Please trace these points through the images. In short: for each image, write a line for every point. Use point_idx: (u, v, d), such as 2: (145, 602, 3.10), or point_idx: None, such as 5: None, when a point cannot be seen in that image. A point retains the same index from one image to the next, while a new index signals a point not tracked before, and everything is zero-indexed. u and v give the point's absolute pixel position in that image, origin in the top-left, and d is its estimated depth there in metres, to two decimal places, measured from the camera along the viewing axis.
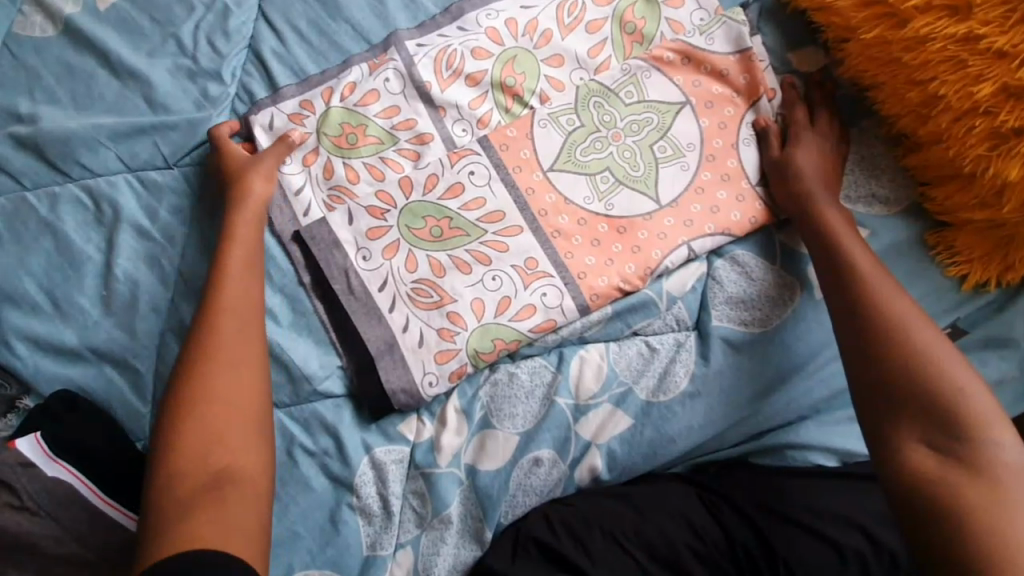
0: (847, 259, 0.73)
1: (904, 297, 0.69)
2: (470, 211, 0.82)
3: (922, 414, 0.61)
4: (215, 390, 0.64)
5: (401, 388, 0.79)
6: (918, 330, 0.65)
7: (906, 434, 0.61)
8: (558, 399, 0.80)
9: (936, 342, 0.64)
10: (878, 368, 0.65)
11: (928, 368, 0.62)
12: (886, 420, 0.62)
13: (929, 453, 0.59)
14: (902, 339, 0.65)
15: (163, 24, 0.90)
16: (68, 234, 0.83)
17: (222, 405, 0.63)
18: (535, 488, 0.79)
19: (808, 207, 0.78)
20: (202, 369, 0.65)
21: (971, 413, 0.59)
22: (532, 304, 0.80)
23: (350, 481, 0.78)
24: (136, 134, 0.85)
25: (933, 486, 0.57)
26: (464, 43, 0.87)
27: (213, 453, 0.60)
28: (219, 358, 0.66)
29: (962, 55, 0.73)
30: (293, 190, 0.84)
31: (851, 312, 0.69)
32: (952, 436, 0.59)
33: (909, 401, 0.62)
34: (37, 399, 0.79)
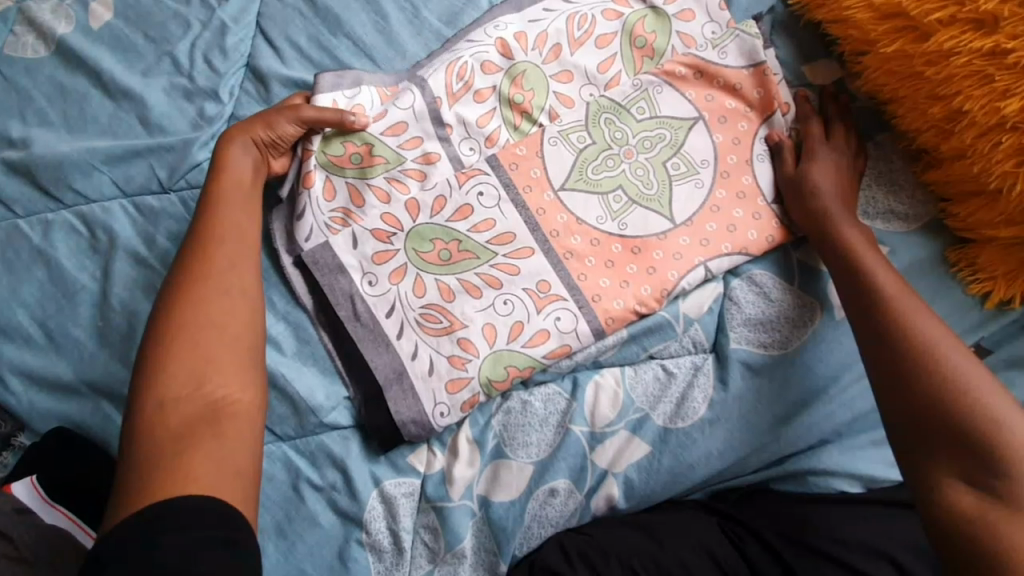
0: (870, 281, 0.70)
1: (935, 320, 0.66)
2: (480, 234, 0.80)
3: (959, 448, 0.58)
4: (208, 323, 0.63)
5: (411, 419, 0.76)
6: (949, 355, 0.63)
7: (943, 468, 0.59)
8: (574, 427, 0.77)
9: (971, 368, 0.62)
10: (910, 397, 0.62)
11: (962, 398, 0.60)
12: (924, 450, 0.60)
13: (968, 490, 0.57)
14: (932, 366, 0.63)
15: (158, 42, 0.87)
16: (62, 262, 0.80)
17: (213, 335, 0.62)
18: (550, 519, 0.76)
19: (826, 225, 0.76)
20: (192, 298, 0.64)
21: (1009, 447, 0.57)
22: (546, 329, 0.77)
23: (359, 516, 0.75)
24: (131, 157, 0.82)
25: (974, 524, 0.55)
26: (474, 55, 0.84)
27: (205, 387, 0.59)
28: (209, 289, 0.65)
29: (988, 70, 0.71)
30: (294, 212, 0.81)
31: (878, 338, 0.67)
32: (990, 471, 0.56)
33: (944, 432, 0.60)
34: (33, 436, 0.76)
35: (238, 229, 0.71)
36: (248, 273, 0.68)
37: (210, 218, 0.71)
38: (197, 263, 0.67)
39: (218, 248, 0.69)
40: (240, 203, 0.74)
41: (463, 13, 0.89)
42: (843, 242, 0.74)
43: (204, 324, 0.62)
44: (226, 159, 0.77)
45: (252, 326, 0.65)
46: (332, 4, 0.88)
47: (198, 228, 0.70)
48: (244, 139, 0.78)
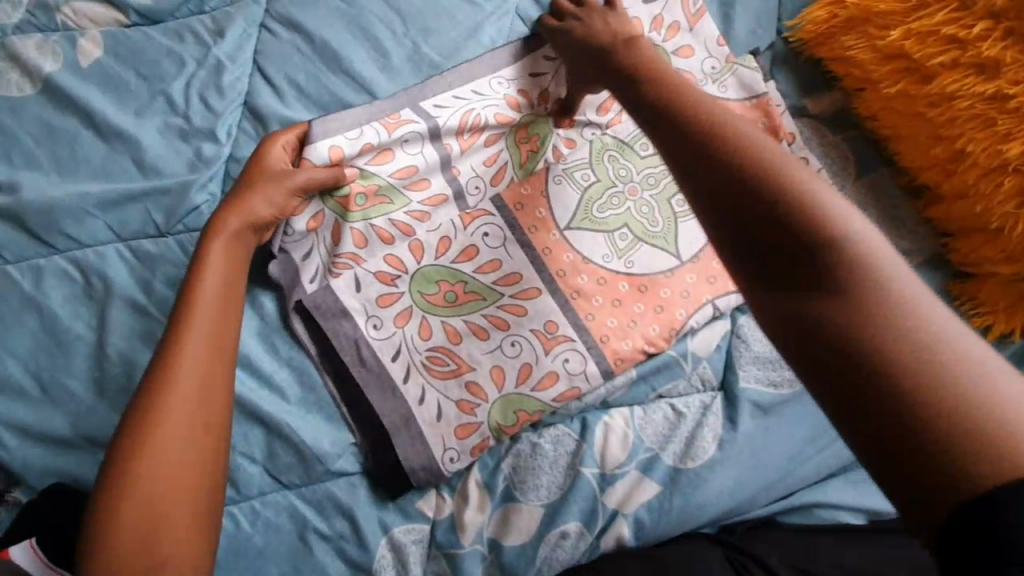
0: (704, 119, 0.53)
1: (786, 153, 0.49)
2: (485, 275, 0.79)
3: (786, 255, 0.45)
4: (164, 467, 0.56)
5: (421, 465, 0.75)
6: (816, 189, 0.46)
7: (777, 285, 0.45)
8: (585, 469, 0.77)
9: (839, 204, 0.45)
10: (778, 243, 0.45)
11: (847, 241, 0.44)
12: (800, 307, 0.43)
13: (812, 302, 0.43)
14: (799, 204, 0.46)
15: (151, 80, 0.86)
16: (55, 311, 0.77)
17: (186, 433, 0.58)
18: (561, 563, 0.75)
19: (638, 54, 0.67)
20: (174, 376, 0.60)
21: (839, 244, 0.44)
22: (555, 371, 0.77)
23: (369, 566, 0.74)
24: (125, 200, 0.80)
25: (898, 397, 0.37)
26: (486, 106, 0.83)
27: (155, 550, 0.53)
28: (190, 367, 0.60)
29: (990, 113, 0.73)
30: (302, 253, 0.79)
31: (708, 176, 0.49)
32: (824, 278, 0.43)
33: (777, 243, 0.45)
34: (27, 492, 0.73)
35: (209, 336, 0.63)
36: (216, 397, 0.61)
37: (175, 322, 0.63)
38: (158, 384, 0.59)
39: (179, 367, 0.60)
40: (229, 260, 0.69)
41: (464, 48, 0.87)
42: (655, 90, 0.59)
43: (182, 413, 0.59)
44: (208, 245, 0.69)
45: (206, 457, 0.59)
46: (330, 40, 0.86)
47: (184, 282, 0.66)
48: (238, 223, 0.72)
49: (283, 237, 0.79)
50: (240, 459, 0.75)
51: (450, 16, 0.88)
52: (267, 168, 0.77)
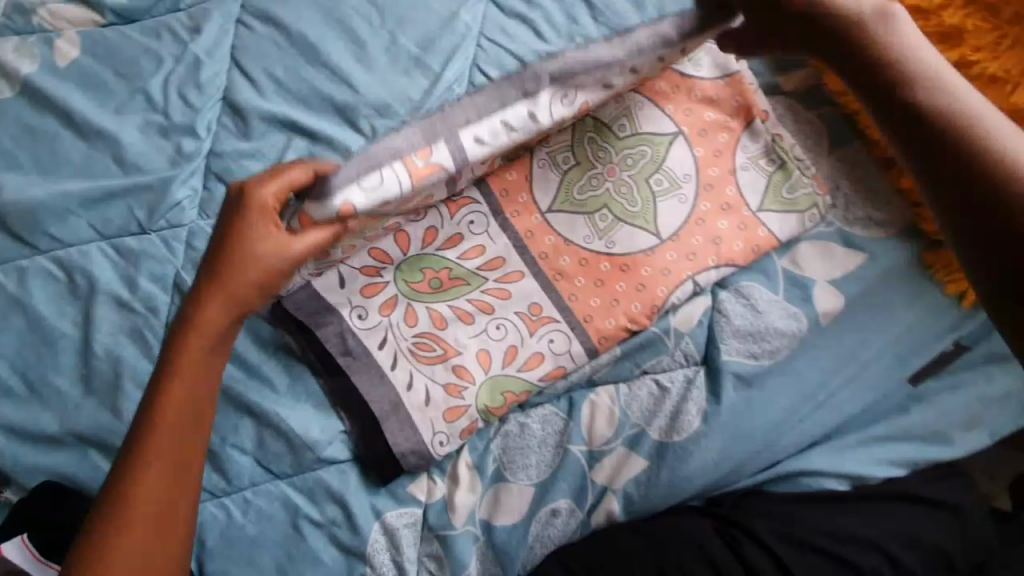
0: (981, 138, 0.50)
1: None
2: (468, 260, 0.80)
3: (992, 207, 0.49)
4: (144, 511, 0.57)
5: (411, 450, 0.76)
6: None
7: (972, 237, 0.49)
8: (572, 447, 0.78)
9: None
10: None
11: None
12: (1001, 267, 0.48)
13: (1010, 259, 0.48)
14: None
15: (129, 79, 0.86)
16: (39, 310, 0.78)
17: (141, 545, 0.57)
18: (553, 539, 0.77)
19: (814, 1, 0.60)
20: (140, 481, 0.58)
21: None
22: (540, 352, 0.78)
23: (362, 550, 0.75)
24: (107, 198, 0.81)
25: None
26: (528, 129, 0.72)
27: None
28: (158, 475, 0.58)
29: None
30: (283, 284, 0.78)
31: (921, 139, 0.52)
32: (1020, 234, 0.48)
33: (981, 199, 0.49)
34: (18, 491, 0.74)
35: (200, 377, 0.61)
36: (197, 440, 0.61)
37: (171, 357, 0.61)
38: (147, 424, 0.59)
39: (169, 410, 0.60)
40: (206, 357, 0.62)
41: (441, 37, 0.86)
42: (940, 86, 0.54)
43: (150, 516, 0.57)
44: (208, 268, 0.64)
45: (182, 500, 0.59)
46: (307, 33, 0.87)
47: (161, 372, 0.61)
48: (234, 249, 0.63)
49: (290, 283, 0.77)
50: (232, 450, 0.76)
51: (426, 5, 0.87)
52: (252, 258, 0.64)
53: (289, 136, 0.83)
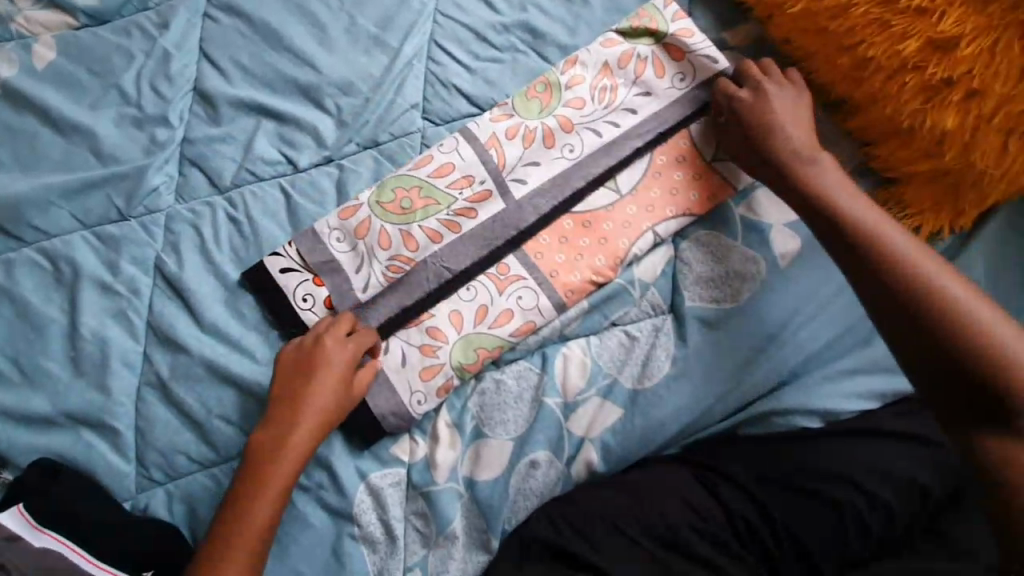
0: (882, 247, 0.66)
1: (957, 281, 0.63)
2: (437, 180, 0.83)
3: (894, 300, 0.64)
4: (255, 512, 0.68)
5: (391, 411, 0.79)
6: (977, 310, 0.60)
7: (885, 323, 0.64)
8: (547, 400, 0.80)
9: (1000, 326, 0.59)
10: (926, 348, 0.61)
11: (989, 353, 0.58)
12: (925, 345, 0.61)
13: (909, 342, 0.62)
14: (948, 319, 0.61)
15: (103, 75, 0.89)
16: (28, 298, 0.81)
17: (245, 554, 0.66)
18: (534, 491, 0.79)
19: (750, 116, 0.78)
20: (251, 507, 0.68)
21: (929, 293, 0.62)
22: (509, 309, 0.81)
23: (349, 511, 0.77)
24: (86, 189, 0.84)
25: (999, 470, 0.56)
26: (521, 159, 0.84)
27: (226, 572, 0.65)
28: (264, 509, 0.69)
29: (885, 17, 0.76)
30: (280, 270, 0.81)
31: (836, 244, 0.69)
32: (917, 320, 0.62)
33: (882, 293, 0.65)
34: (16, 471, 0.77)
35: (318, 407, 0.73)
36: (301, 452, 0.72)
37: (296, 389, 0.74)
38: (274, 441, 0.72)
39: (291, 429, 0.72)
40: (318, 427, 0.73)
41: (399, 15, 0.89)
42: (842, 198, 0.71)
43: (247, 540, 0.67)
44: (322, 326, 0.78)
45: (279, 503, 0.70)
46: (270, 20, 0.90)
47: (286, 419, 0.73)
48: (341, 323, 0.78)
49: (298, 305, 0.81)
50: (219, 421, 0.78)
51: None
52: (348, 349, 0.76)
53: (258, 119, 0.87)
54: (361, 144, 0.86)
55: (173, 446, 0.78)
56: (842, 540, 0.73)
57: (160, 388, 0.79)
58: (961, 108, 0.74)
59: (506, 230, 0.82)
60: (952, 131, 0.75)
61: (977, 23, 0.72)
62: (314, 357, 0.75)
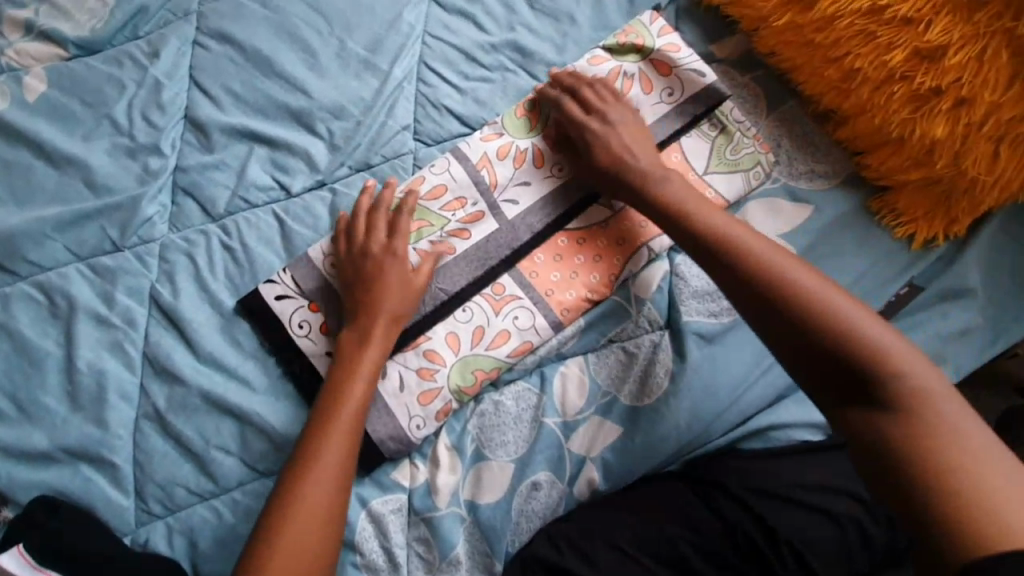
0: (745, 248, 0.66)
1: (807, 270, 0.64)
2: (429, 203, 0.83)
3: (765, 302, 0.64)
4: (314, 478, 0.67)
5: (389, 436, 0.78)
6: (830, 293, 0.62)
7: (767, 328, 0.64)
8: (547, 420, 0.80)
9: (848, 306, 0.61)
10: (794, 340, 0.62)
11: (848, 336, 0.60)
12: (804, 345, 0.61)
13: (789, 342, 0.62)
14: (803, 307, 0.62)
15: (95, 106, 0.89)
16: (24, 332, 0.81)
17: (317, 516, 0.65)
18: (537, 512, 0.78)
19: (593, 141, 0.80)
20: (312, 469, 0.67)
21: (790, 288, 0.63)
22: (506, 329, 0.80)
23: (351, 539, 0.76)
24: (80, 221, 0.84)
25: (879, 445, 0.56)
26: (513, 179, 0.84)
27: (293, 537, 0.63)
28: (327, 472, 0.67)
29: (870, 27, 0.76)
30: (275, 297, 0.81)
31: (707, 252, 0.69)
32: (790, 317, 0.62)
33: (754, 295, 0.64)
34: (16, 508, 0.76)
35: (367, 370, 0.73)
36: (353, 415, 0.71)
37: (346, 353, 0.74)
38: (326, 407, 0.71)
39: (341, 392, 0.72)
40: (371, 380, 0.73)
41: (387, 38, 0.89)
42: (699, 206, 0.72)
43: (317, 503, 0.66)
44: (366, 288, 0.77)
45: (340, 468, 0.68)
46: (259, 46, 0.90)
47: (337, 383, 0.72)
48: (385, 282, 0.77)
49: (296, 333, 0.80)
50: (217, 451, 0.78)
51: (371, 10, 0.90)
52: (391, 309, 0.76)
53: (250, 145, 0.87)
54: (353, 167, 0.86)
55: (172, 477, 0.77)
56: (843, 553, 0.73)
57: (158, 420, 0.79)
58: (951, 116, 0.74)
59: (501, 250, 0.82)
60: (942, 139, 0.74)
61: (963, 32, 0.72)
62: (359, 312, 0.76)
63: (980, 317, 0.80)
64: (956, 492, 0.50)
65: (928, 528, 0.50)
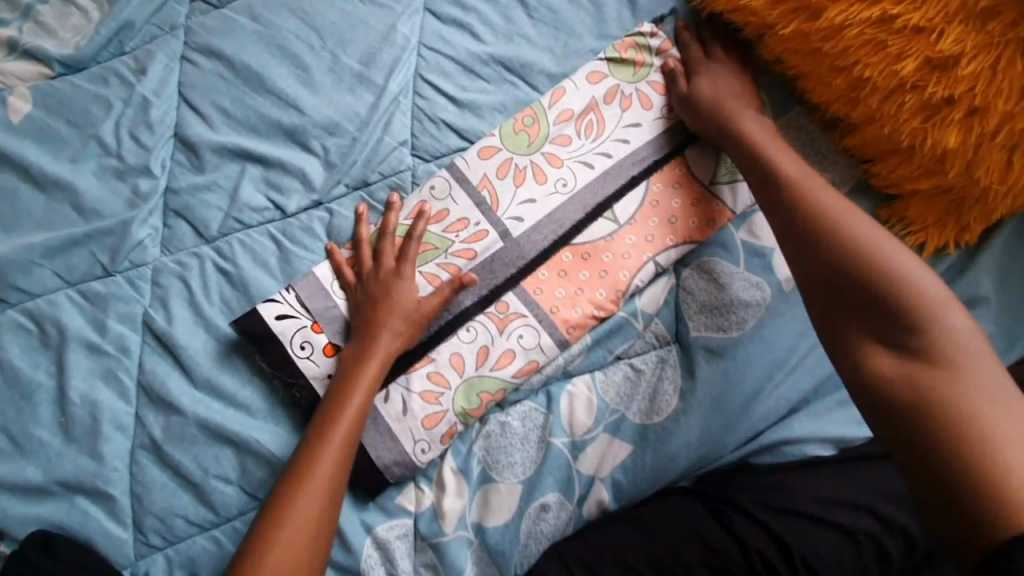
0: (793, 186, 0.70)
1: (856, 214, 0.65)
2: (433, 225, 0.81)
3: (801, 229, 0.67)
4: (303, 495, 0.67)
5: (394, 461, 0.76)
6: (867, 231, 0.63)
7: (799, 254, 0.66)
8: (554, 440, 0.78)
9: (897, 257, 0.61)
10: (830, 275, 0.63)
11: (887, 275, 0.60)
12: (835, 275, 0.63)
13: (818, 268, 0.64)
14: (847, 251, 0.63)
15: (82, 126, 0.87)
16: (14, 362, 0.78)
17: (305, 526, 0.66)
18: (545, 534, 0.77)
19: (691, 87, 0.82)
20: (306, 479, 0.68)
21: (832, 221, 0.65)
22: (511, 348, 0.79)
23: (357, 567, 0.75)
24: (69, 246, 0.81)
25: (884, 378, 0.56)
26: (515, 197, 0.82)
27: (276, 552, 0.64)
28: (316, 490, 0.67)
29: (880, 36, 0.74)
30: (276, 317, 0.78)
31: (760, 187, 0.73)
32: (822, 245, 0.64)
33: (790, 227, 0.68)
34: (9, 544, 0.74)
35: (366, 389, 0.73)
36: (349, 433, 0.71)
37: (349, 367, 0.74)
38: (324, 422, 0.71)
39: (338, 410, 0.71)
40: (371, 392, 0.73)
41: (382, 51, 0.87)
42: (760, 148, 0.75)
43: (307, 514, 0.66)
44: (371, 301, 0.76)
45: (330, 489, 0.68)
46: (250, 62, 0.88)
47: (335, 399, 0.72)
48: (389, 300, 0.76)
49: (297, 354, 0.78)
50: (217, 481, 0.76)
51: (364, 23, 0.88)
52: (390, 326, 0.75)
53: (243, 164, 0.84)
54: (349, 186, 0.84)
55: (171, 509, 0.75)
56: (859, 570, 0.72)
57: (155, 450, 0.76)
58: (963, 126, 0.73)
59: (505, 268, 0.80)
60: (954, 149, 0.73)
61: (976, 42, 0.71)
62: (370, 322, 0.75)
63: (991, 327, 0.80)
64: (955, 431, 0.51)
65: (919, 454, 0.52)
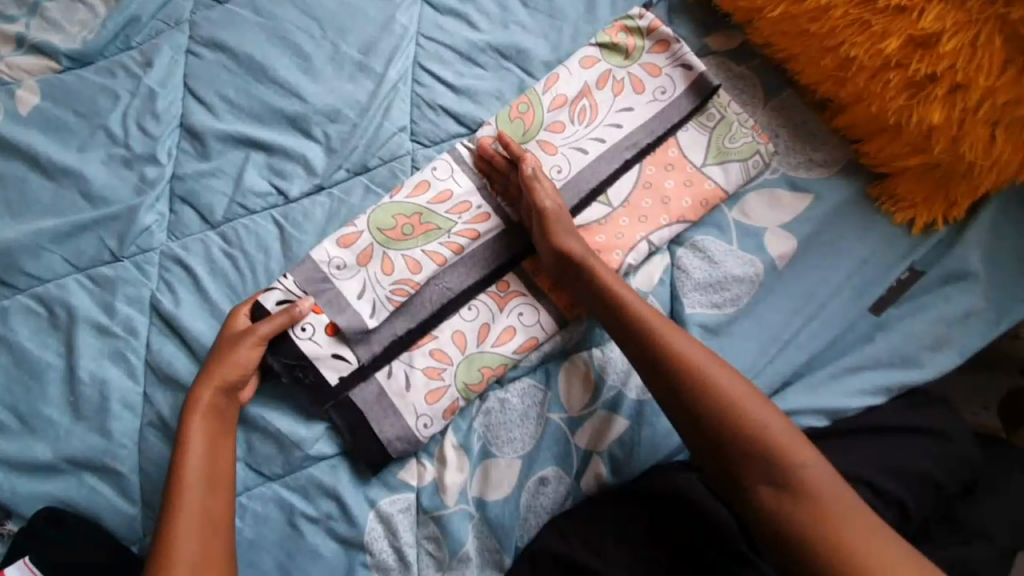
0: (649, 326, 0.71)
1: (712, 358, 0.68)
2: (437, 205, 0.83)
3: (669, 382, 0.67)
4: (183, 515, 0.65)
5: (397, 436, 0.78)
6: (723, 375, 0.66)
7: (676, 412, 0.67)
8: (552, 415, 0.80)
9: (747, 397, 0.65)
10: (706, 434, 0.65)
11: (748, 425, 0.63)
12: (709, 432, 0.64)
13: (692, 426, 0.66)
14: (719, 403, 0.65)
15: (89, 117, 0.89)
16: (24, 344, 0.80)
17: (194, 542, 0.63)
18: (546, 507, 0.78)
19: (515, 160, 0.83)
20: (177, 507, 0.65)
21: (697, 374, 0.66)
22: (511, 325, 0.81)
23: (360, 540, 0.76)
24: (77, 232, 0.83)
25: (773, 525, 0.60)
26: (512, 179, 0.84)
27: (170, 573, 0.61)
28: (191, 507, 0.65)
29: (865, 16, 0.77)
30: (275, 303, 0.79)
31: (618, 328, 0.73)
32: (692, 399, 0.66)
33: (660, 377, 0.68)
34: (19, 521, 0.76)
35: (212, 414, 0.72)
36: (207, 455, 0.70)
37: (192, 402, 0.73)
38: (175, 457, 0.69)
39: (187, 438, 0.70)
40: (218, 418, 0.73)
41: (381, 40, 0.89)
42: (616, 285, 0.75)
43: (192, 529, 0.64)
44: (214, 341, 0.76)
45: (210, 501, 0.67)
46: (252, 53, 0.90)
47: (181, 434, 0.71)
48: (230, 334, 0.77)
49: (298, 336, 0.79)
50: None
51: (363, 13, 0.91)
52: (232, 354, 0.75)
53: (246, 152, 0.87)
54: (350, 171, 0.86)
55: None
56: None
57: (161, 428, 0.78)
58: (947, 102, 0.75)
59: (505, 250, 0.83)
60: (940, 125, 0.76)
61: (955, 19, 0.73)
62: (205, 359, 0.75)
63: (980, 301, 0.81)
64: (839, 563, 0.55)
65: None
